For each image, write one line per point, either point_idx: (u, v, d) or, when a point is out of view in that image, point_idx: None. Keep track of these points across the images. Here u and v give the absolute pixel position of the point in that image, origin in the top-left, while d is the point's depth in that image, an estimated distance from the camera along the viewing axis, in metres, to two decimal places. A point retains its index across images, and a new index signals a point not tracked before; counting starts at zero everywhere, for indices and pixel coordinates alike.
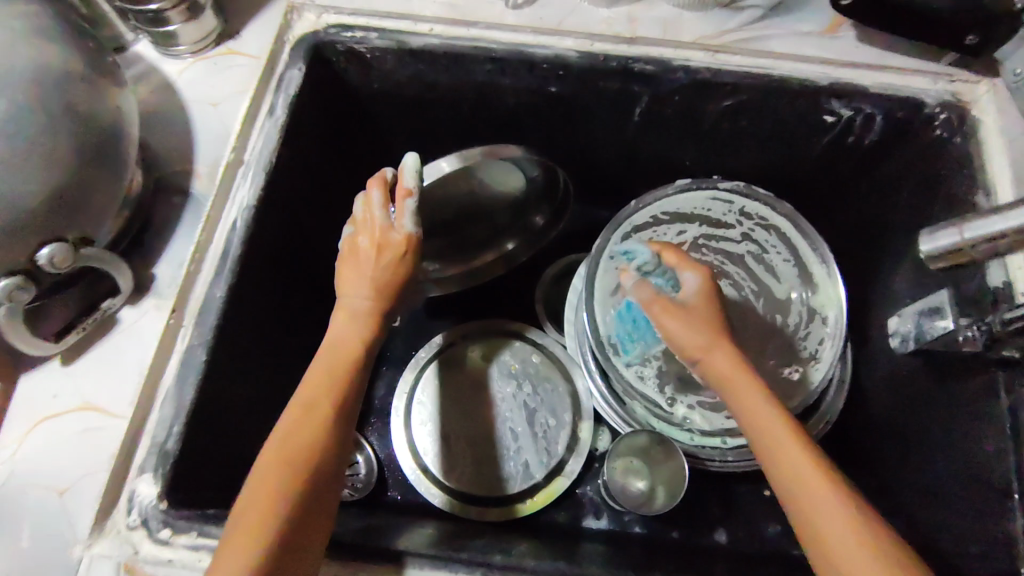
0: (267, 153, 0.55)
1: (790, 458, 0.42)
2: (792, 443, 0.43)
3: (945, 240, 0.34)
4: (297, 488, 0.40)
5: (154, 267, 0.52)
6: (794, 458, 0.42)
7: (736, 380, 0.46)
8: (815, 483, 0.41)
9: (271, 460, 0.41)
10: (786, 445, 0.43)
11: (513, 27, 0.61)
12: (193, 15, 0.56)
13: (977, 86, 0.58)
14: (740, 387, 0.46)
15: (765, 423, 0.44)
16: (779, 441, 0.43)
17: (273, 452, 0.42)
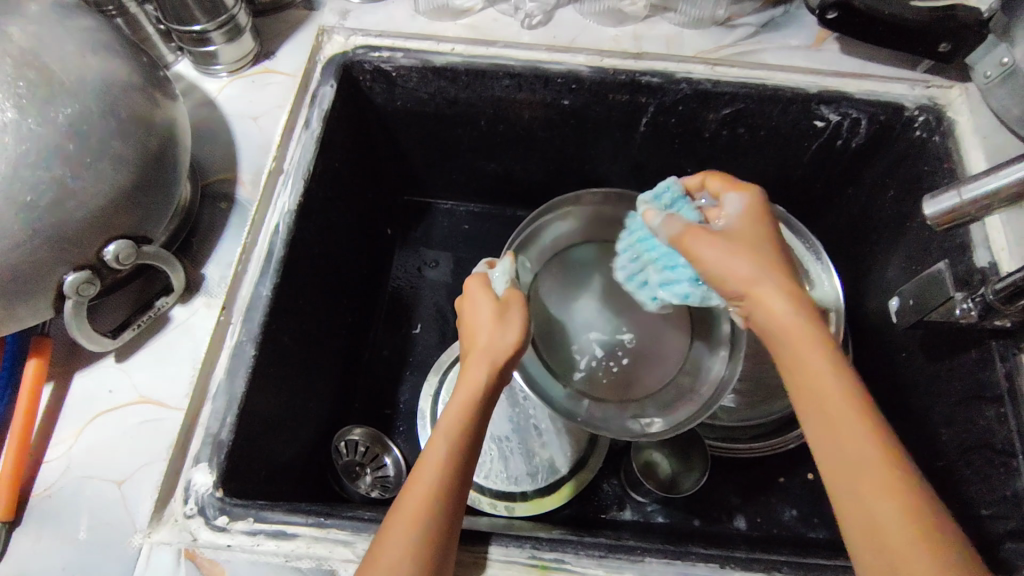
0: (305, 161, 0.59)
1: (848, 426, 0.39)
2: (849, 411, 0.39)
3: (946, 202, 0.38)
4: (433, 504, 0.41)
5: (204, 268, 0.56)
6: (853, 433, 0.38)
7: (797, 332, 0.42)
8: (873, 464, 0.37)
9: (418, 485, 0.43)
10: (842, 411, 0.39)
11: (529, 45, 0.66)
12: (233, 37, 0.61)
13: (951, 91, 0.64)
14: (805, 341, 0.41)
15: (824, 388, 0.40)
16: (833, 398, 0.40)
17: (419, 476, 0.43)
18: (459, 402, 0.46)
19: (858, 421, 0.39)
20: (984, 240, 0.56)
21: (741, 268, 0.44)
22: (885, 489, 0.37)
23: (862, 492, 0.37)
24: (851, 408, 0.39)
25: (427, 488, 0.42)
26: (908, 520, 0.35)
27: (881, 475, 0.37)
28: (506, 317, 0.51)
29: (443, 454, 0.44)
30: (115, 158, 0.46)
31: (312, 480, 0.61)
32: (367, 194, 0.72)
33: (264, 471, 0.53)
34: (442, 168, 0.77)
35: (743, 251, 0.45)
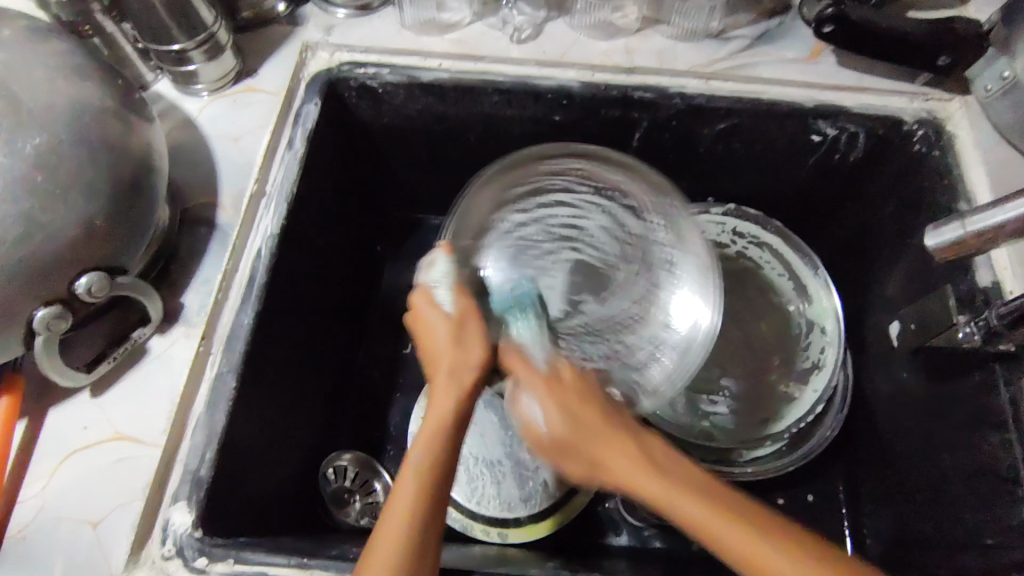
0: (288, 183, 0.57)
1: (694, 512, 0.38)
2: (684, 494, 0.39)
3: (949, 233, 0.37)
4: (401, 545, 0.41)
5: (183, 296, 0.54)
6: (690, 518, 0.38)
7: (606, 454, 0.41)
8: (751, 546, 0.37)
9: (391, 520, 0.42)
10: (685, 501, 0.39)
11: (518, 60, 0.64)
12: (214, 56, 0.59)
13: (951, 104, 0.62)
14: (628, 464, 0.41)
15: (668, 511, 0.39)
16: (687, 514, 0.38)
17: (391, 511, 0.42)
18: (430, 440, 0.44)
19: (698, 505, 0.38)
20: (987, 259, 0.54)
21: (568, 426, 0.43)
22: (770, 549, 0.37)
23: (749, 574, 0.37)
24: (685, 493, 0.39)
25: (392, 539, 0.41)
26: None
27: (747, 542, 0.37)
28: (460, 342, 0.46)
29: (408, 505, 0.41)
30: (87, 189, 0.45)
31: (298, 511, 0.59)
32: (354, 212, 0.71)
33: (246, 507, 0.51)
34: (431, 185, 0.75)
35: (565, 393, 0.44)
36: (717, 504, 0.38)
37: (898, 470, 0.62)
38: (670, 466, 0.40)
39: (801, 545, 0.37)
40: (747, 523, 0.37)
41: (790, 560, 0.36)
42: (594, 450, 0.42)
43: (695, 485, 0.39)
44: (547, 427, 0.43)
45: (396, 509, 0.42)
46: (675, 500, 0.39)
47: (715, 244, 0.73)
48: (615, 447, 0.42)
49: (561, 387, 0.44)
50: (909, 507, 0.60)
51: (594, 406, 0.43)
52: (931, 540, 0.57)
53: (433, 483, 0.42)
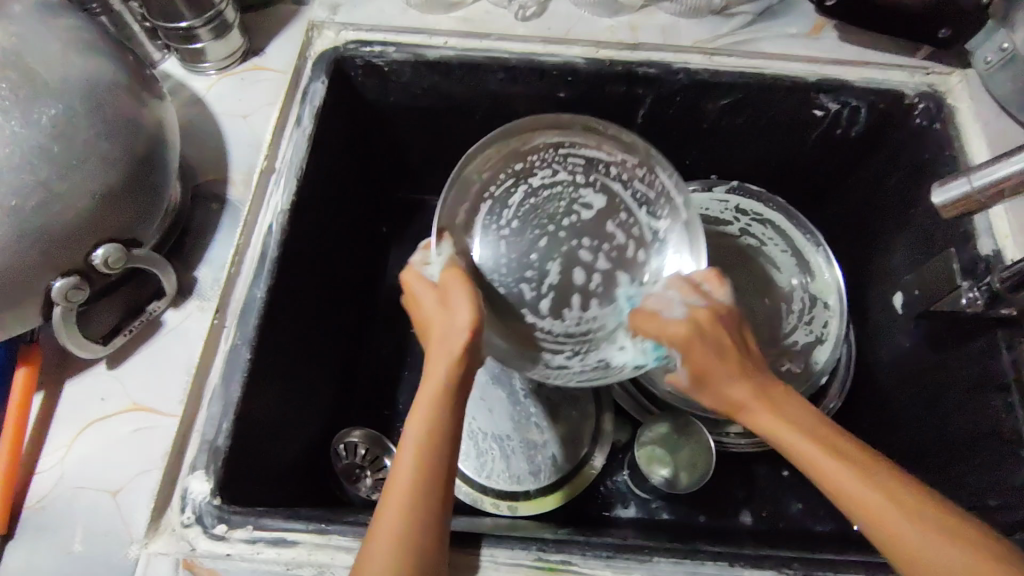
0: (298, 159, 0.58)
1: (853, 493, 0.40)
2: (834, 462, 0.41)
3: (955, 190, 0.37)
4: (405, 517, 0.41)
5: (196, 271, 0.55)
6: (854, 453, 0.42)
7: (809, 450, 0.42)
8: (859, 480, 0.40)
9: (390, 492, 0.42)
10: (835, 475, 0.41)
11: (523, 37, 0.64)
12: (221, 34, 0.60)
13: (951, 77, 0.63)
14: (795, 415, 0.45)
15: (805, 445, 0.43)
16: (813, 452, 0.42)
17: (392, 480, 0.43)
18: (428, 408, 0.44)
19: (853, 478, 0.40)
20: (987, 227, 0.55)
21: (704, 363, 0.47)
22: (893, 511, 0.39)
23: (846, 499, 0.40)
24: (839, 466, 0.41)
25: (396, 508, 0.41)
26: (907, 514, 0.39)
27: (858, 486, 0.40)
28: (449, 300, 0.47)
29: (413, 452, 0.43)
30: (102, 161, 0.45)
31: (312, 484, 0.59)
32: (361, 191, 0.71)
33: (261, 477, 0.51)
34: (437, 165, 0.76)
35: (708, 334, 0.47)
36: (854, 465, 0.41)
37: (903, 438, 0.63)
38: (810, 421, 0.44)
39: (900, 485, 0.40)
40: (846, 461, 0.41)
41: (875, 492, 0.40)
42: (744, 400, 0.46)
43: (835, 444, 0.42)
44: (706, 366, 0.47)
45: (405, 455, 0.43)
46: (831, 469, 0.41)
47: (720, 221, 0.74)
48: (758, 410, 0.46)
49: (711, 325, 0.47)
50: (913, 474, 0.61)
51: (772, 390, 0.47)
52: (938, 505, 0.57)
53: (435, 441, 0.43)
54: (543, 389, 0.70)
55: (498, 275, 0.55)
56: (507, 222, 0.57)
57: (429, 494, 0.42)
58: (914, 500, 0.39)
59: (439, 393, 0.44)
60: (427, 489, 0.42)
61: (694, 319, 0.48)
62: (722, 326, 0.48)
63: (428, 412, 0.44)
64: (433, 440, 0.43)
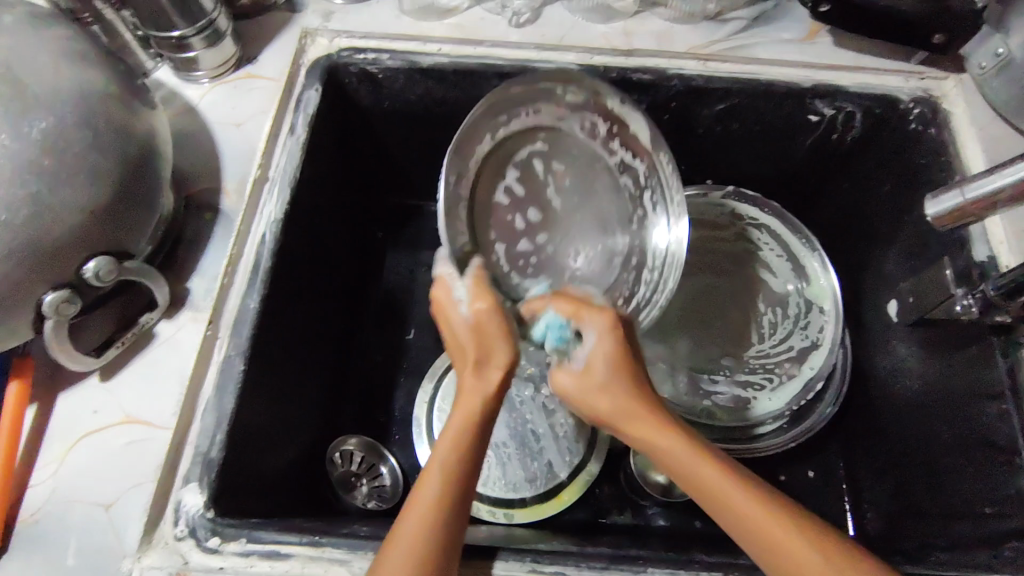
0: (291, 168, 0.57)
1: (751, 518, 0.41)
2: (730, 491, 0.42)
3: (948, 202, 0.37)
4: (442, 538, 0.40)
5: (189, 281, 0.54)
6: (712, 479, 0.42)
7: (692, 466, 0.43)
8: (751, 498, 0.41)
9: (426, 510, 0.41)
10: (732, 501, 0.42)
11: (517, 44, 0.64)
12: (214, 42, 0.59)
13: (946, 82, 0.63)
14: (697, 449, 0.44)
15: (687, 461, 0.43)
16: (708, 477, 0.42)
17: (428, 498, 0.41)
18: (466, 431, 0.44)
19: (753, 507, 0.41)
20: (982, 234, 0.55)
21: (606, 383, 0.46)
22: (800, 542, 0.39)
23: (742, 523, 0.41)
24: (734, 488, 0.42)
25: (432, 531, 0.40)
26: (797, 530, 0.40)
27: (752, 505, 0.41)
28: (489, 336, 0.46)
29: (437, 485, 0.42)
30: (93, 173, 0.45)
31: (307, 493, 0.59)
32: (355, 198, 0.71)
33: (256, 488, 0.51)
34: (432, 171, 0.75)
35: (616, 348, 0.46)
36: (745, 485, 0.42)
37: (898, 444, 0.63)
38: (705, 446, 0.44)
39: (787, 504, 0.41)
40: (741, 478, 0.42)
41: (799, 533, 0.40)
42: (646, 423, 0.45)
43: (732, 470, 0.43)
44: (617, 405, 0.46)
45: (429, 487, 0.42)
46: (727, 494, 0.42)
47: (717, 225, 0.73)
48: (658, 433, 0.45)
49: (624, 341, 0.47)
50: (908, 480, 0.61)
51: (646, 411, 0.46)
52: (933, 511, 0.57)
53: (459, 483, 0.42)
54: (538, 396, 0.70)
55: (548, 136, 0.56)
56: (528, 164, 0.57)
57: (458, 519, 0.41)
58: (797, 518, 0.41)
59: (478, 421, 0.44)
60: (457, 515, 0.41)
61: (611, 329, 0.47)
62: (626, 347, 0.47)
63: (463, 435, 0.43)
64: (456, 477, 0.42)
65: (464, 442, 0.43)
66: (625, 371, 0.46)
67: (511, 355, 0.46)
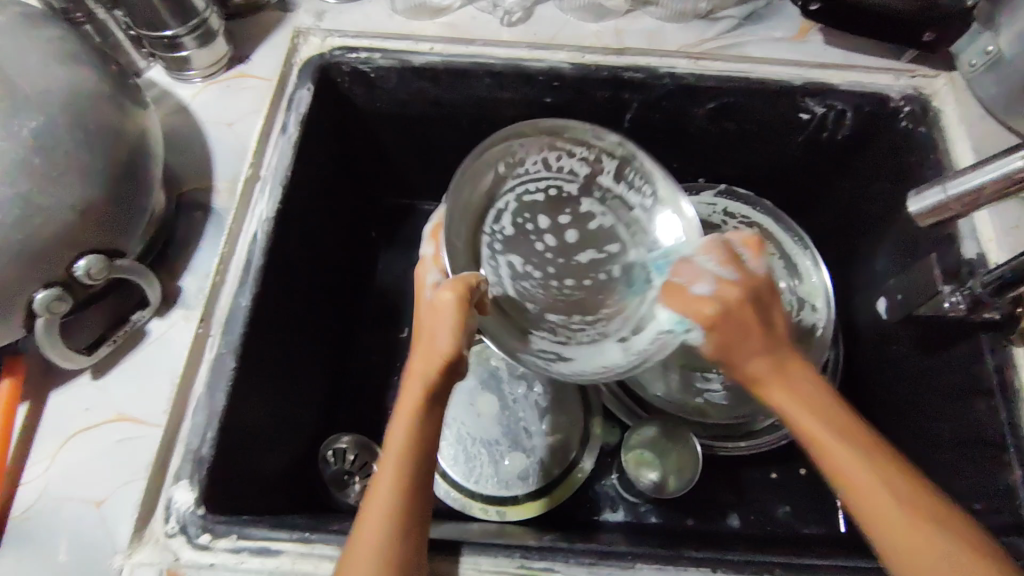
0: (282, 167, 0.58)
1: (855, 474, 0.39)
2: (842, 447, 0.39)
3: (931, 199, 0.38)
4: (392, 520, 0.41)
5: (180, 280, 0.55)
6: (841, 452, 0.39)
7: (802, 417, 0.41)
8: (875, 474, 0.39)
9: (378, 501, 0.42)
10: (839, 453, 0.39)
11: (509, 42, 0.64)
12: (205, 42, 0.59)
13: (936, 80, 0.63)
14: (821, 434, 0.40)
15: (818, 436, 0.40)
16: (841, 452, 0.39)
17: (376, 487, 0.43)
18: (402, 419, 0.44)
19: (857, 464, 0.39)
20: (972, 231, 0.55)
21: (728, 342, 0.42)
22: (884, 491, 0.38)
23: (863, 501, 0.39)
24: (838, 439, 0.40)
25: (381, 516, 0.41)
26: (911, 512, 0.38)
27: (870, 476, 0.39)
28: (437, 320, 0.44)
29: (390, 474, 0.43)
30: (83, 171, 0.45)
31: (298, 491, 0.59)
32: (348, 197, 0.71)
33: (248, 486, 0.52)
34: (425, 170, 0.76)
35: (728, 322, 0.42)
36: (876, 462, 0.39)
37: (889, 441, 0.63)
38: (841, 420, 0.41)
39: (905, 481, 0.39)
40: (871, 458, 0.39)
41: (897, 499, 0.38)
42: (754, 370, 0.42)
43: (834, 415, 0.41)
44: (760, 378, 0.42)
45: (382, 484, 0.43)
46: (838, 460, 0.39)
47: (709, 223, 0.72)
48: (767, 376, 0.42)
49: (738, 312, 0.43)
50: None
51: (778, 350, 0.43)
52: None
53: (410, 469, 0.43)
54: (531, 394, 0.71)
55: (574, 149, 0.57)
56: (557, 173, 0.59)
57: (409, 504, 0.42)
58: (918, 499, 0.38)
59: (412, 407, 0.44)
60: (407, 499, 0.42)
61: (723, 297, 0.43)
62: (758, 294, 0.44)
63: (404, 425, 0.44)
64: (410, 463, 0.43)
65: (400, 428, 0.44)
66: (764, 342, 0.42)
67: (458, 341, 0.43)
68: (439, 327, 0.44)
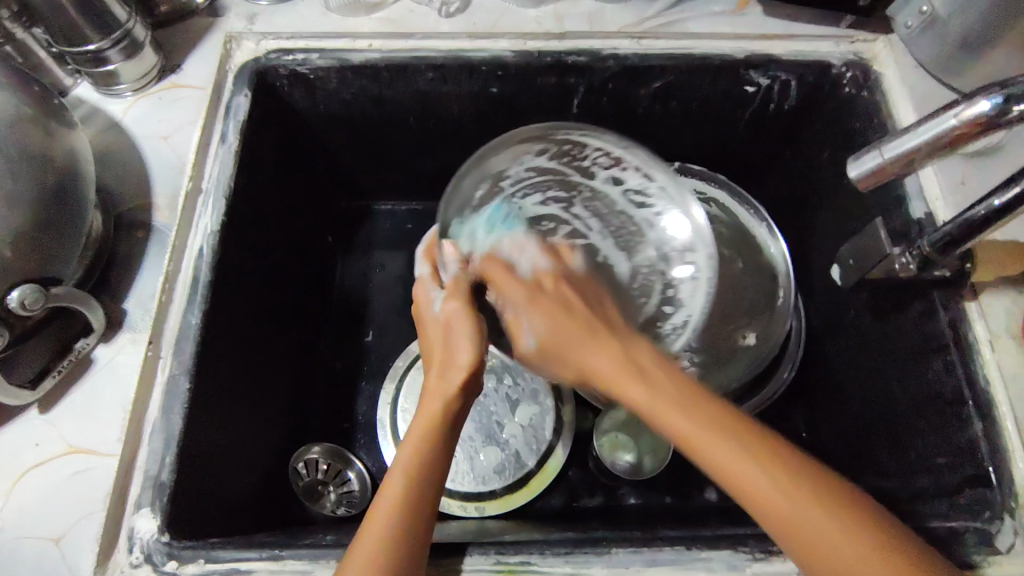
0: (225, 178, 0.56)
1: (810, 528, 0.37)
2: (765, 476, 0.38)
3: (869, 162, 0.38)
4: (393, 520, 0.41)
5: (125, 303, 0.53)
6: (738, 462, 0.39)
7: (737, 467, 0.39)
8: (767, 481, 0.38)
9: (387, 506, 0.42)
10: (729, 462, 0.39)
11: (449, 34, 0.63)
12: (132, 54, 0.57)
13: (876, 43, 0.63)
14: (692, 435, 0.40)
15: (732, 462, 0.39)
16: (727, 460, 0.39)
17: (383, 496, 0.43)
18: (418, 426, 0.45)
19: (771, 476, 0.38)
20: (918, 190, 0.56)
21: (613, 374, 0.43)
22: (786, 501, 0.38)
23: (761, 504, 0.38)
24: (720, 444, 0.39)
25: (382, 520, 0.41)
26: (814, 506, 0.37)
27: (767, 481, 0.38)
28: (452, 335, 0.48)
29: (405, 473, 0.43)
30: (7, 199, 0.43)
31: (268, 507, 0.58)
32: (299, 203, 0.70)
33: (215, 507, 0.51)
34: (377, 168, 0.74)
35: (544, 300, 0.47)
36: (783, 477, 0.38)
37: (854, 402, 0.64)
38: (722, 421, 0.40)
39: (814, 486, 0.38)
40: (770, 468, 0.38)
41: (813, 505, 0.37)
42: (643, 404, 0.41)
43: (746, 435, 0.39)
44: (597, 368, 0.43)
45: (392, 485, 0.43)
46: (741, 469, 0.39)
47: None
48: (624, 379, 0.42)
49: (540, 295, 0.47)
50: (864, 437, 0.62)
51: (609, 343, 0.44)
52: (890, 466, 0.59)
53: (427, 460, 0.44)
54: (501, 386, 0.70)
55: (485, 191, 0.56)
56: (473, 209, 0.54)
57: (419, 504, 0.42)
58: (825, 500, 0.38)
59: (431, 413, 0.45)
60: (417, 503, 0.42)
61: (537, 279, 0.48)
62: (578, 285, 0.49)
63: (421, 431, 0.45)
64: (424, 464, 0.44)
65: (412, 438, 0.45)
66: (589, 330, 0.45)
67: (477, 348, 0.47)
68: (456, 336, 0.48)
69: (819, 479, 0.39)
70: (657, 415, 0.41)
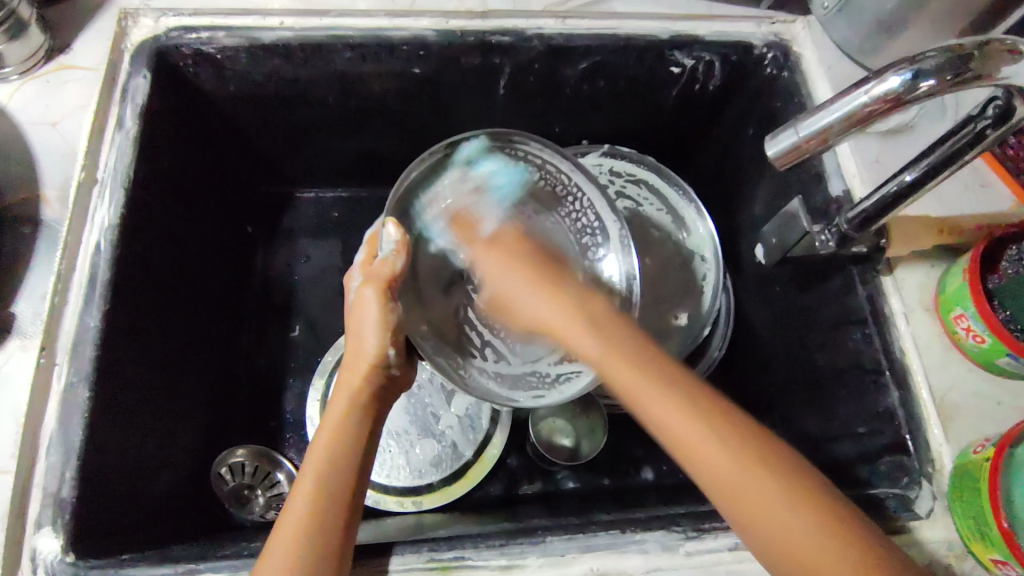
0: (123, 168, 0.52)
1: (749, 488, 0.37)
2: (705, 435, 0.38)
3: (785, 141, 0.38)
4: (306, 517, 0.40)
5: (14, 306, 0.48)
6: (688, 429, 0.39)
7: (683, 434, 0.39)
8: (700, 434, 0.38)
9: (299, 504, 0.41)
10: (655, 405, 0.40)
11: (366, 11, 0.60)
12: (16, 36, 0.52)
13: (794, 25, 0.64)
14: (639, 395, 0.40)
15: (664, 419, 0.39)
16: (692, 440, 0.38)
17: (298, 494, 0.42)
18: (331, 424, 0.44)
19: (718, 452, 0.38)
20: (836, 169, 0.57)
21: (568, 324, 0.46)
22: (730, 464, 0.37)
23: (705, 472, 0.38)
24: (660, 397, 0.40)
25: (293, 518, 0.40)
26: (753, 469, 0.37)
27: (715, 449, 0.38)
28: (359, 327, 0.47)
29: (316, 470, 0.42)
30: None
31: (190, 515, 0.55)
32: (213, 193, 0.66)
33: (127, 521, 0.48)
34: (298, 154, 0.71)
35: (515, 255, 0.51)
36: (723, 435, 0.38)
37: (780, 376, 0.66)
38: (674, 385, 0.40)
39: (753, 450, 0.38)
40: (722, 440, 0.38)
41: (743, 466, 0.37)
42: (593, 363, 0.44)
43: (684, 400, 0.39)
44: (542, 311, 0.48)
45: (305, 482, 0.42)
46: (692, 443, 0.38)
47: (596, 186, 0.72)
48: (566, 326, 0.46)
49: (501, 245, 0.52)
50: (792, 409, 0.64)
51: (588, 293, 0.48)
52: (814, 436, 0.60)
53: (340, 453, 0.43)
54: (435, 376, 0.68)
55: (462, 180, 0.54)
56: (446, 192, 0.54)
57: (331, 501, 0.41)
58: (766, 462, 0.37)
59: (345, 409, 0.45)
60: (331, 499, 0.41)
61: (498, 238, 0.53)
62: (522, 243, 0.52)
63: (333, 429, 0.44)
64: (338, 459, 0.42)
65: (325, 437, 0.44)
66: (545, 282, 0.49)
67: (382, 342, 0.47)
68: (364, 330, 0.47)
69: (773, 448, 0.38)
70: (627, 386, 0.41)
